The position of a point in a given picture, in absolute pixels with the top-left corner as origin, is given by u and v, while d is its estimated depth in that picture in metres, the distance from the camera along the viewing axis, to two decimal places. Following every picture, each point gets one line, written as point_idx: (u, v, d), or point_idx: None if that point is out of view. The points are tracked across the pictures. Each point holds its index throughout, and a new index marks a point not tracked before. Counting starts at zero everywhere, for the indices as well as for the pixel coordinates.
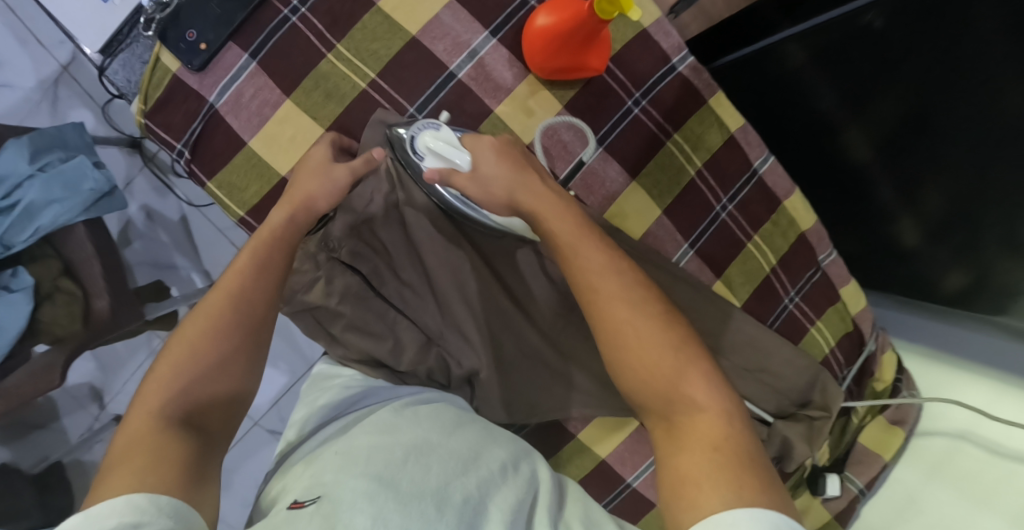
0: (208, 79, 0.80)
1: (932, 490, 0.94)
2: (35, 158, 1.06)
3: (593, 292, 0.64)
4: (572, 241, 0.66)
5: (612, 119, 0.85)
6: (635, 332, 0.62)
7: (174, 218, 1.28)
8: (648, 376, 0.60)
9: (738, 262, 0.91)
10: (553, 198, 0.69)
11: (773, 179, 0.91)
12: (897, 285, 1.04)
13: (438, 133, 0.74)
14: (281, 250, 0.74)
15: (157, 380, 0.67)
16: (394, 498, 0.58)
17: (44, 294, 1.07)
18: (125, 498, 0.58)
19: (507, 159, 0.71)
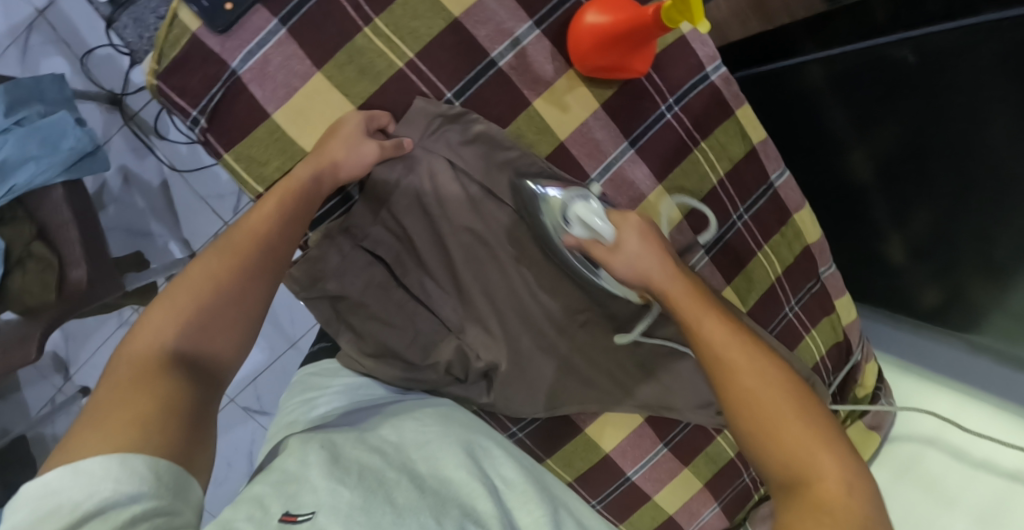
0: (232, 43, 0.75)
1: (899, 492, 0.98)
2: (11, 112, 0.97)
3: (726, 365, 0.66)
4: (679, 291, 0.71)
5: (645, 122, 0.85)
6: (762, 395, 0.64)
7: (153, 182, 1.19)
8: (778, 451, 0.62)
9: (746, 271, 0.92)
10: (666, 257, 0.73)
11: (786, 193, 0.92)
12: (880, 294, 1.11)
13: (589, 204, 0.75)
14: (304, 208, 0.72)
15: (168, 307, 0.63)
16: (393, 514, 0.57)
17: (15, 260, 0.99)
18: (119, 461, 0.51)
19: (650, 241, 0.74)
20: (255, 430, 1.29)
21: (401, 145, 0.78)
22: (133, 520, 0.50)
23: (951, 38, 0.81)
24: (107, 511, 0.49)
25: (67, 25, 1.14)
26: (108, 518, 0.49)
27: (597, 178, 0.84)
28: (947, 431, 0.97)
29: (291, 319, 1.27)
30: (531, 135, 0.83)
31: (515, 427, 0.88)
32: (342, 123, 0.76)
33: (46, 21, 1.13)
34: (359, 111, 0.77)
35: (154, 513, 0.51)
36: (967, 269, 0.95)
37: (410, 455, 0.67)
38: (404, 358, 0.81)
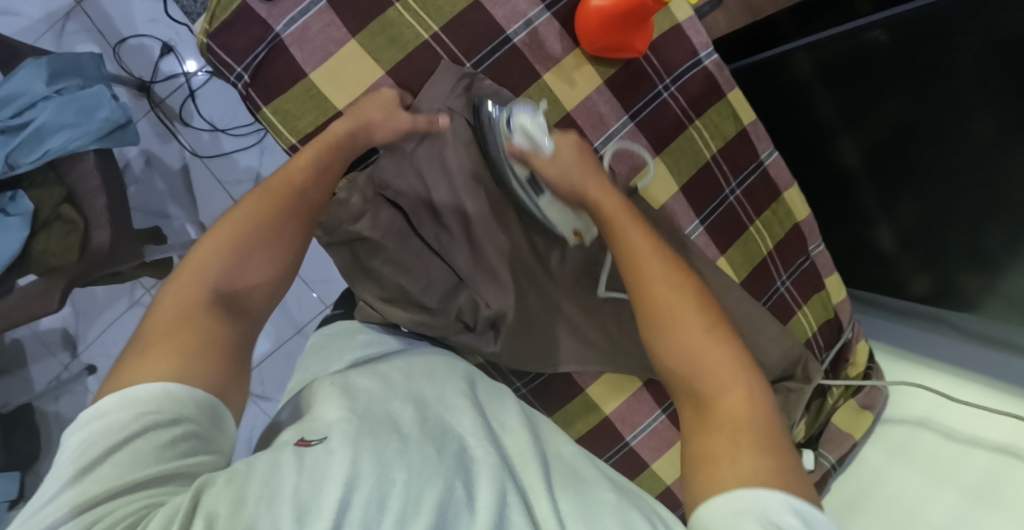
0: (277, 10, 0.82)
1: (897, 473, 0.98)
2: (52, 81, 1.03)
3: (648, 286, 0.73)
4: (614, 211, 0.79)
5: (645, 99, 0.93)
6: (681, 319, 0.71)
7: (174, 165, 1.25)
8: (695, 373, 0.69)
9: (739, 243, 0.99)
10: (607, 185, 0.81)
11: (776, 171, 1.00)
12: (872, 284, 1.16)
13: (535, 117, 0.80)
14: (338, 161, 0.78)
15: (215, 245, 0.69)
16: (400, 443, 0.55)
17: (42, 222, 1.05)
18: (163, 387, 0.58)
19: (586, 159, 0.81)
20: (255, 415, 1.31)
21: (433, 123, 0.83)
22: (173, 439, 0.56)
23: (933, 37, 0.91)
24: (151, 429, 0.56)
25: (105, 17, 1.20)
26: (152, 437, 0.55)
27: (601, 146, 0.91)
28: (940, 409, 0.97)
29: (298, 304, 1.31)
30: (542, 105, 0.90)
31: (520, 382, 0.92)
32: (380, 92, 0.81)
33: (85, 13, 1.20)
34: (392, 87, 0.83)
35: (191, 435, 0.57)
36: (954, 257, 1.00)
37: (417, 393, 0.65)
38: (419, 303, 0.85)
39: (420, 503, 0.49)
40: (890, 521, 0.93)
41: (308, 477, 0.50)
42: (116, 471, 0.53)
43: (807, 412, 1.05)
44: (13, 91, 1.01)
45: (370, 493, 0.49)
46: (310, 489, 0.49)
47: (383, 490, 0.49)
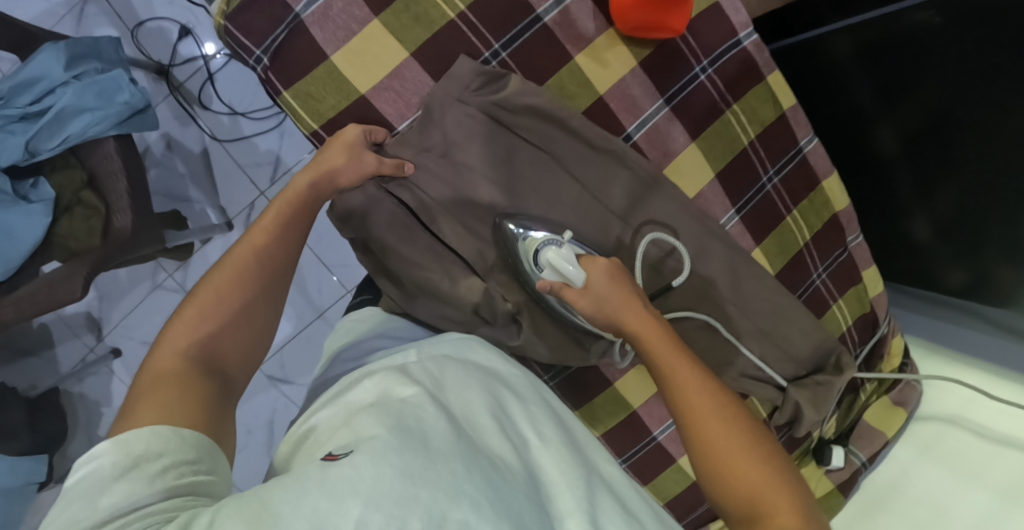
0: None
1: (922, 469, 0.99)
2: (71, 65, 1.01)
3: (689, 405, 0.69)
4: (648, 333, 0.73)
5: (680, 82, 0.88)
6: (722, 439, 0.67)
7: (194, 149, 1.23)
8: (745, 493, 0.65)
9: (775, 234, 0.96)
10: (640, 307, 0.75)
11: (815, 159, 0.96)
12: (906, 274, 1.11)
13: (559, 250, 0.78)
14: (300, 216, 0.76)
15: (182, 320, 0.67)
16: (425, 458, 0.51)
17: (63, 206, 1.04)
18: (151, 429, 0.56)
19: (617, 283, 0.77)
20: (277, 399, 1.31)
21: (401, 167, 0.80)
22: (163, 470, 0.54)
23: (985, 23, 0.84)
24: (141, 465, 0.54)
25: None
26: (144, 471, 0.54)
27: (633, 132, 0.87)
28: (971, 408, 0.98)
29: (319, 288, 1.30)
30: (573, 88, 0.85)
31: (547, 375, 0.90)
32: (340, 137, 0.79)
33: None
34: (358, 125, 0.80)
35: (184, 463, 0.55)
36: (991, 248, 0.95)
37: (443, 394, 0.62)
38: (435, 294, 0.83)
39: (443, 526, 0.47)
40: (917, 518, 0.94)
41: (327, 489, 0.48)
42: (109, 511, 0.51)
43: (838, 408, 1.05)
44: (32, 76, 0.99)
45: (392, 512, 0.47)
46: (331, 503, 0.48)
47: (404, 510, 0.47)
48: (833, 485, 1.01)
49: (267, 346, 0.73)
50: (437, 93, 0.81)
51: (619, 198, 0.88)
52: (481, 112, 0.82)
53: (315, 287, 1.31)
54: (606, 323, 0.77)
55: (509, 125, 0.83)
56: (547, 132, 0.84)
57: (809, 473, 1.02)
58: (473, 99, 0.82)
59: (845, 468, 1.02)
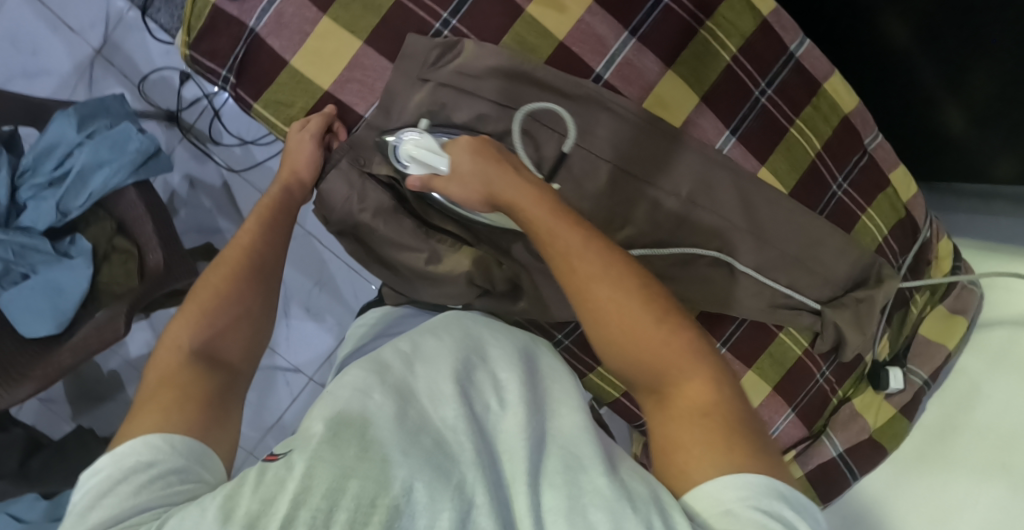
0: (248, 4, 0.82)
1: (994, 378, 0.94)
2: (83, 126, 1.09)
3: (574, 272, 0.64)
4: (533, 210, 0.68)
5: (645, 9, 0.84)
6: (619, 307, 0.63)
7: (215, 183, 1.29)
8: (642, 363, 0.63)
9: (782, 150, 0.89)
10: (518, 181, 0.70)
11: (810, 62, 0.89)
12: (945, 175, 1.01)
13: (420, 140, 0.76)
14: (280, 216, 0.80)
15: (183, 318, 0.69)
16: (357, 448, 0.53)
17: (101, 255, 1.12)
18: (142, 440, 0.59)
19: (481, 156, 0.72)
20: None
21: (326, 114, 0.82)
22: (149, 481, 0.56)
23: None
24: (129, 476, 0.57)
25: (125, 59, 1.25)
26: (132, 480, 0.56)
27: (602, 71, 0.83)
28: None
29: (355, 293, 1.36)
30: (532, 40, 0.83)
31: (561, 334, 0.89)
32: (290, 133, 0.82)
33: (105, 58, 1.24)
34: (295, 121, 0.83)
35: (169, 472, 0.57)
36: None
37: (396, 377, 0.63)
38: (427, 274, 0.83)
39: (371, 510, 0.50)
40: (1000, 430, 0.89)
41: (263, 493, 0.51)
42: (100, 522, 0.54)
43: (890, 326, 0.98)
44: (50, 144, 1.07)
45: (319, 505, 0.49)
46: (261, 505, 0.50)
47: (333, 499, 0.50)
48: (895, 409, 0.97)
49: (268, 337, 0.74)
50: (398, 74, 0.81)
51: (606, 142, 0.83)
52: (442, 83, 0.81)
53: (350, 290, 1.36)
54: (480, 202, 0.73)
55: (473, 90, 0.81)
56: (516, 89, 0.81)
57: (868, 401, 0.98)
58: (434, 71, 0.81)
59: (906, 390, 0.98)
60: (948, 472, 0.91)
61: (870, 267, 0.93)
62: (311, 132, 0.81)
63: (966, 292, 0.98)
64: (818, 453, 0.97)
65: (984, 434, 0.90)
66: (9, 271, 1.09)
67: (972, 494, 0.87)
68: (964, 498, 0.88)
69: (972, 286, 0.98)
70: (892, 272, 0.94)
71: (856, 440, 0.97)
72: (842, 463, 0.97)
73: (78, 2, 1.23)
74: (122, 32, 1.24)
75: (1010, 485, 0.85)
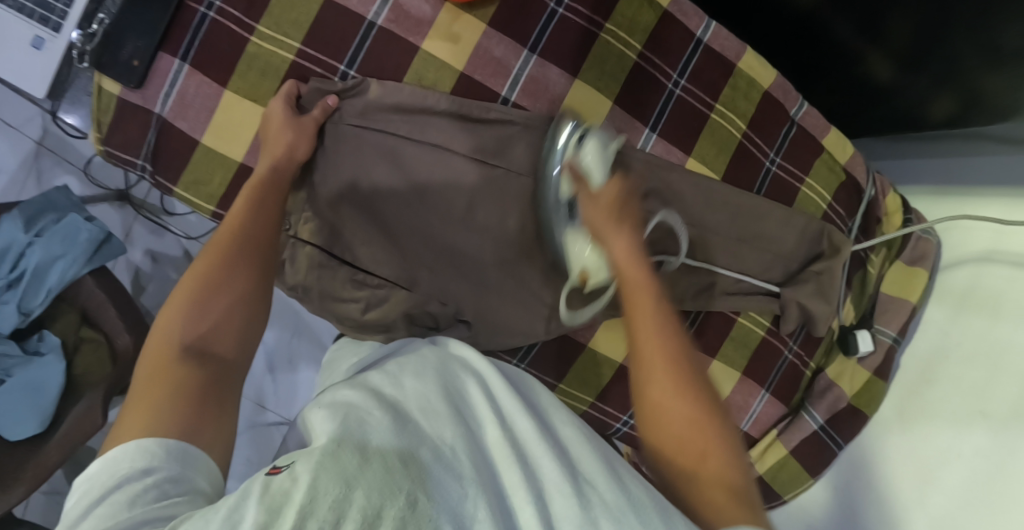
0: (150, 92, 0.82)
1: (964, 322, 0.91)
2: (30, 226, 1.04)
3: (639, 331, 0.65)
4: (620, 256, 0.70)
5: (540, 24, 0.83)
6: (660, 367, 0.63)
7: (177, 254, 1.26)
8: (671, 433, 0.61)
9: (707, 135, 0.87)
10: (625, 232, 0.71)
11: (721, 44, 0.86)
12: (883, 126, 0.98)
13: (600, 149, 0.78)
14: (270, 194, 0.77)
15: (170, 306, 0.67)
16: (359, 460, 0.49)
17: (72, 347, 1.09)
18: (135, 444, 0.57)
19: (609, 215, 0.72)
20: None
21: (327, 105, 0.81)
22: (144, 490, 0.54)
23: None
24: (123, 485, 0.55)
25: (69, 147, 1.21)
26: (126, 490, 0.54)
27: (507, 94, 0.83)
28: (1003, 242, 0.87)
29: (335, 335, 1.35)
30: (432, 75, 0.83)
31: (516, 359, 0.90)
32: (271, 117, 0.80)
33: (48, 149, 1.20)
34: (278, 95, 0.80)
35: (164, 480, 0.55)
36: (970, 60, 0.82)
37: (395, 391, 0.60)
38: (364, 322, 0.84)
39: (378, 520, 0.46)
40: (971, 380, 0.87)
41: (269, 499, 0.46)
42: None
43: (851, 290, 0.98)
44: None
45: (326, 517, 0.45)
46: (268, 517, 0.45)
47: (341, 510, 0.45)
48: (868, 373, 0.96)
49: (264, 326, 0.71)
50: None
51: (524, 158, 0.83)
52: (349, 129, 0.82)
53: (324, 325, 1.33)
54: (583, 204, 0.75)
55: (379, 127, 0.82)
56: (423, 121, 0.82)
57: (840, 369, 0.99)
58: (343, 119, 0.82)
59: (878, 351, 0.96)
60: (932, 427, 0.89)
61: (821, 234, 0.91)
62: (306, 131, 0.80)
63: (922, 243, 0.95)
64: (798, 430, 0.98)
65: (964, 382, 0.88)
66: None
67: (955, 443, 0.86)
68: (947, 449, 0.86)
69: (929, 235, 0.95)
70: (845, 238, 0.92)
71: (834, 411, 0.98)
72: (824, 433, 0.98)
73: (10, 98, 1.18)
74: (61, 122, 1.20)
75: (990, 428, 0.83)
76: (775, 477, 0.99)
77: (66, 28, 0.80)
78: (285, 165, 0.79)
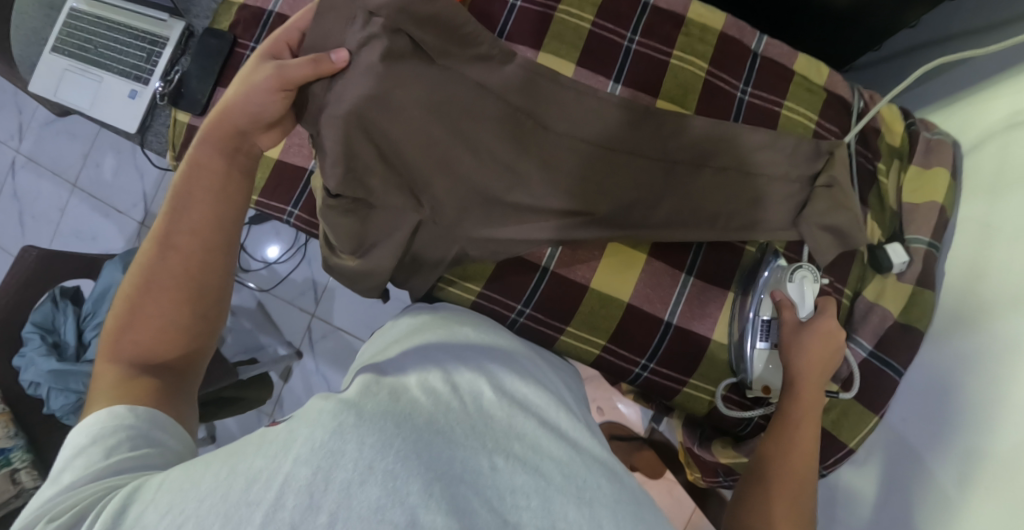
0: (210, 116, 1.01)
1: (1007, 205, 0.84)
2: (127, 268, 1.19)
3: (800, 409, 0.82)
4: (818, 345, 0.83)
5: (503, 16, 0.99)
6: (804, 433, 0.80)
7: (251, 305, 1.43)
8: (789, 483, 0.78)
9: (670, 79, 0.96)
10: (832, 327, 0.84)
11: (667, 2, 0.98)
12: (860, 44, 1.01)
13: (807, 280, 0.87)
14: (209, 179, 0.75)
15: (112, 328, 0.72)
16: (357, 418, 0.60)
17: None
18: (108, 411, 0.65)
19: (828, 346, 0.84)
20: None
21: (322, 60, 0.76)
22: (118, 442, 0.63)
23: None
24: (100, 439, 0.63)
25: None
26: (102, 443, 0.62)
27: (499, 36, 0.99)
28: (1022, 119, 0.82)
29: None
30: None
31: (521, 304, 0.95)
32: (227, 111, 0.76)
33: (149, 226, 1.39)
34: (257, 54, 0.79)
35: (135, 436, 0.64)
36: None
37: (397, 378, 0.71)
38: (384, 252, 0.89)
39: (369, 475, 0.56)
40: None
41: (268, 450, 0.57)
42: (72, 478, 0.60)
43: (870, 209, 0.94)
44: (101, 289, 1.16)
45: (319, 463, 0.56)
46: (267, 461, 0.56)
47: (334, 457, 0.56)
48: (909, 286, 0.91)
49: (207, 326, 0.75)
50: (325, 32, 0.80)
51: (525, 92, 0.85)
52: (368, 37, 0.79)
53: None
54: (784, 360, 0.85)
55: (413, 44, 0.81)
56: (447, 38, 0.82)
57: (879, 290, 0.94)
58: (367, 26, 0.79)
59: (913, 262, 0.92)
60: (993, 319, 0.81)
61: (820, 147, 0.92)
62: (259, 83, 0.75)
63: (935, 144, 0.93)
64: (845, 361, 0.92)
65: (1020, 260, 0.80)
66: (83, 402, 1.13)
67: None
68: (1007, 346, 0.78)
69: (941, 138, 0.93)
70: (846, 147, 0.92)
71: (880, 332, 0.92)
72: (877, 362, 0.91)
73: (119, 190, 1.42)
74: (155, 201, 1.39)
75: None
76: (834, 423, 0.92)
77: (153, 79, 1.02)
78: (232, 158, 0.77)
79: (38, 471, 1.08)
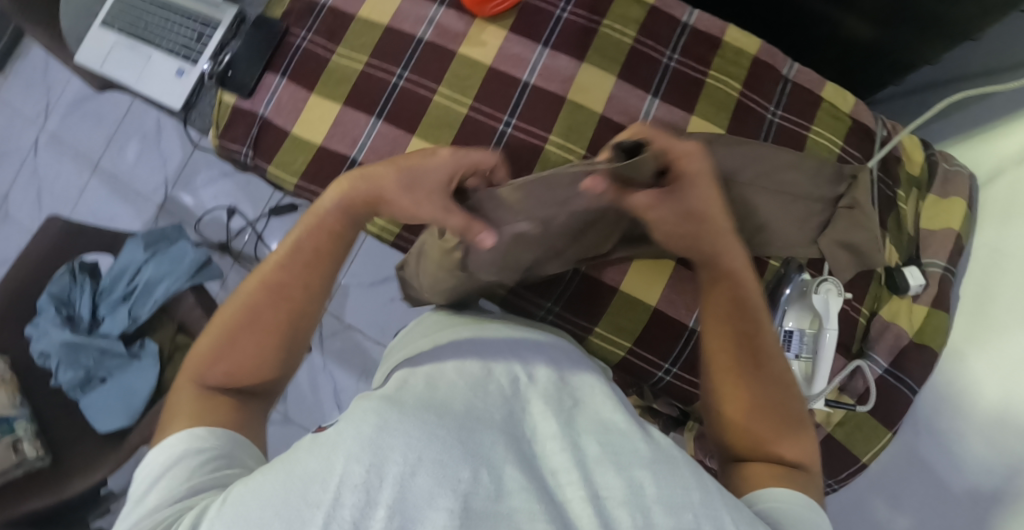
0: (257, 99, 1.04)
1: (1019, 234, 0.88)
2: (148, 247, 1.19)
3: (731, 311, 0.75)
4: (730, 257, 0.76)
5: (549, 26, 1.03)
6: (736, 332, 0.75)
7: None
8: (741, 383, 0.73)
9: (704, 97, 1.00)
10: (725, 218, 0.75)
11: (705, 25, 1.03)
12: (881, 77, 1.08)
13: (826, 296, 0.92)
14: (325, 241, 0.73)
15: (201, 351, 0.71)
16: (399, 413, 0.56)
17: (168, 356, 1.17)
18: (189, 433, 0.65)
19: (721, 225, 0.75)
20: None
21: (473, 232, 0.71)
22: (200, 464, 0.63)
23: None
24: (181, 461, 0.63)
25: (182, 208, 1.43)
26: (182, 465, 0.63)
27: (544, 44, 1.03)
28: None
29: None
30: (467, 71, 1.03)
31: (550, 301, 0.97)
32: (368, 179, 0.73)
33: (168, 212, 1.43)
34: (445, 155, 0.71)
35: (215, 457, 0.64)
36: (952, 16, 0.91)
37: (438, 371, 0.67)
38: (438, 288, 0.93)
39: (415, 465, 0.52)
40: None
41: (320, 450, 0.54)
42: (158, 499, 0.61)
43: (889, 231, 0.98)
44: (119, 267, 1.16)
45: (368, 457, 0.52)
46: (320, 464, 0.53)
47: (381, 451, 0.52)
48: (924, 307, 0.95)
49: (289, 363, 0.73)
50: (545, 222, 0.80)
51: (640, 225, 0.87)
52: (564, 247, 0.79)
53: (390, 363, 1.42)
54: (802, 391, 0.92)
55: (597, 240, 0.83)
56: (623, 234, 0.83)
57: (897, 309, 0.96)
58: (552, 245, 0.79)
59: (929, 285, 0.96)
60: None
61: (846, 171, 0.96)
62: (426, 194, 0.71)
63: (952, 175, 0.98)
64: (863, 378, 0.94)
65: None
66: (90, 379, 1.13)
67: None
68: None
69: (960, 170, 0.98)
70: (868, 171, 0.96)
71: (897, 350, 0.95)
72: (891, 379, 0.94)
73: (142, 173, 1.45)
74: (175, 188, 1.42)
75: None
76: (849, 435, 0.94)
77: (202, 59, 1.05)
78: (354, 221, 0.74)
79: (40, 443, 1.06)
